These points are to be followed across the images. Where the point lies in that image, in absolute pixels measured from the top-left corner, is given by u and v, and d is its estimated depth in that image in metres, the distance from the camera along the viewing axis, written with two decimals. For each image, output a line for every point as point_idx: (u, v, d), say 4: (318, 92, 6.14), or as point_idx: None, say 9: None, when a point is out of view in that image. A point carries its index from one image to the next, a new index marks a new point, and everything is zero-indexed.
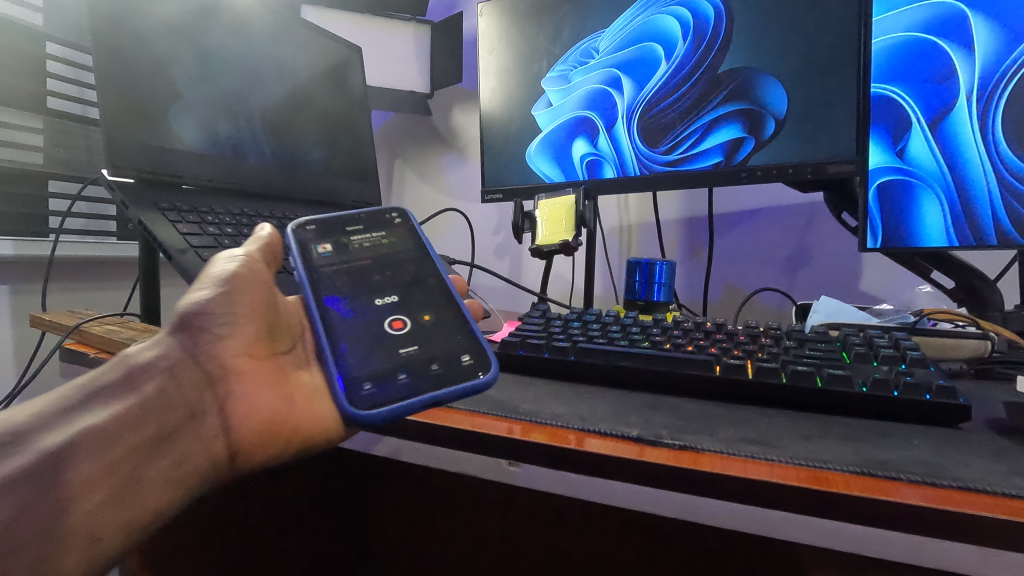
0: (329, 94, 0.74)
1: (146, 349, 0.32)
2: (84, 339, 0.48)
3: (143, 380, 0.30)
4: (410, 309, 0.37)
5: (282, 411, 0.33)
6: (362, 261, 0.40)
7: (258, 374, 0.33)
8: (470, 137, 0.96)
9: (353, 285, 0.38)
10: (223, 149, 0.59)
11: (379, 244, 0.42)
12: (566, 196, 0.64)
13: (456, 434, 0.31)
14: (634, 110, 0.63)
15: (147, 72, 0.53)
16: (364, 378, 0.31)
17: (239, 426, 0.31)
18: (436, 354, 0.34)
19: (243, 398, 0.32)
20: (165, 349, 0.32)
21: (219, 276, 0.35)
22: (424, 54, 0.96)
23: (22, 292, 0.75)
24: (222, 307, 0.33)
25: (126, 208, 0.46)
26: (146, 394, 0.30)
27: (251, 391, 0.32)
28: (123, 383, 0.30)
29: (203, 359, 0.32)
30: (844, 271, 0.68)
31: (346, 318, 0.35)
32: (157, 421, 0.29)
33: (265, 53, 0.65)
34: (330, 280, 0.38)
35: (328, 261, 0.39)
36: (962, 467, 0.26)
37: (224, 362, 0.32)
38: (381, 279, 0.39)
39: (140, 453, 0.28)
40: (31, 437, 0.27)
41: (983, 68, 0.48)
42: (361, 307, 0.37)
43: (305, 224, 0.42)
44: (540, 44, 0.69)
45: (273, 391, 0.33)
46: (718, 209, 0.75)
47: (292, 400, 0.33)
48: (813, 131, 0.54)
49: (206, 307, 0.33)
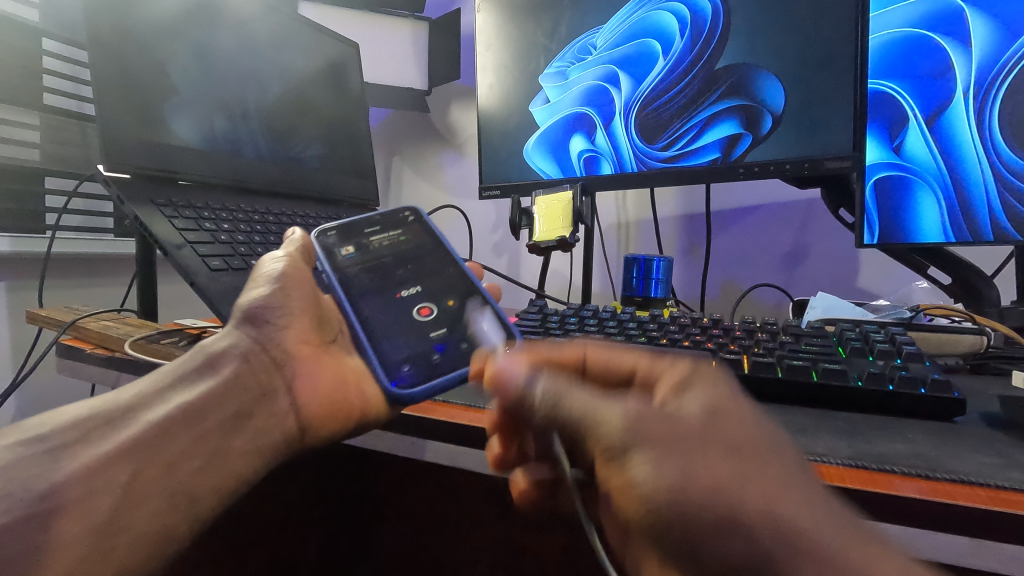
0: (327, 90, 0.74)
1: (219, 341, 0.35)
2: (80, 335, 0.48)
3: (221, 365, 0.34)
4: (436, 297, 0.39)
5: (339, 393, 0.36)
6: (384, 256, 0.42)
7: (315, 360, 0.37)
8: (468, 134, 0.96)
9: (380, 281, 0.40)
10: (219, 146, 0.58)
11: (398, 242, 0.43)
12: (563, 192, 0.64)
13: (454, 430, 0.31)
14: (631, 106, 0.63)
15: (143, 69, 0.53)
16: (402, 363, 0.34)
17: (310, 405, 0.35)
18: (464, 336, 0.36)
19: (307, 381, 0.36)
20: (235, 338, 0.35)
21: (269, 278, 0.38)
22: (422, 51, 0.96)
23: (19, 288, 0.75)
24: (277, 302, 0.37)
25: (122, 204, 0.46)
26: (226, 377, 0.33)
27: (311, 373, 0.36)
28: (203, 370, 0.34)
29: (269, 347, 0.36)
30: (841, 267, 0.68)
31: (378, 312, 0.37)
32: (239, 397, 0.33)
33: (260, 47, 0.65)
34: (358, 279, 0.40)
35: (352, 261, 0.41)
36: (955, 460, 0.26)
37: (286, 349, 0.36)
38: (404, 273, 0.41)
39: (225, 426, 0.31)
40: (137, 412, 0.31)
41: (980, 63, 0.48)
42: (390, 299, 0.39)
43: (328, 229, 0.44)
44: (538, 41, 0.69)
45: (330, 373, 0.37)
46: (716, 205, 0.75)
47: (347, 382, 0.37)
48: (809, 127, 0.55)
49: (261, 302, 0.37)
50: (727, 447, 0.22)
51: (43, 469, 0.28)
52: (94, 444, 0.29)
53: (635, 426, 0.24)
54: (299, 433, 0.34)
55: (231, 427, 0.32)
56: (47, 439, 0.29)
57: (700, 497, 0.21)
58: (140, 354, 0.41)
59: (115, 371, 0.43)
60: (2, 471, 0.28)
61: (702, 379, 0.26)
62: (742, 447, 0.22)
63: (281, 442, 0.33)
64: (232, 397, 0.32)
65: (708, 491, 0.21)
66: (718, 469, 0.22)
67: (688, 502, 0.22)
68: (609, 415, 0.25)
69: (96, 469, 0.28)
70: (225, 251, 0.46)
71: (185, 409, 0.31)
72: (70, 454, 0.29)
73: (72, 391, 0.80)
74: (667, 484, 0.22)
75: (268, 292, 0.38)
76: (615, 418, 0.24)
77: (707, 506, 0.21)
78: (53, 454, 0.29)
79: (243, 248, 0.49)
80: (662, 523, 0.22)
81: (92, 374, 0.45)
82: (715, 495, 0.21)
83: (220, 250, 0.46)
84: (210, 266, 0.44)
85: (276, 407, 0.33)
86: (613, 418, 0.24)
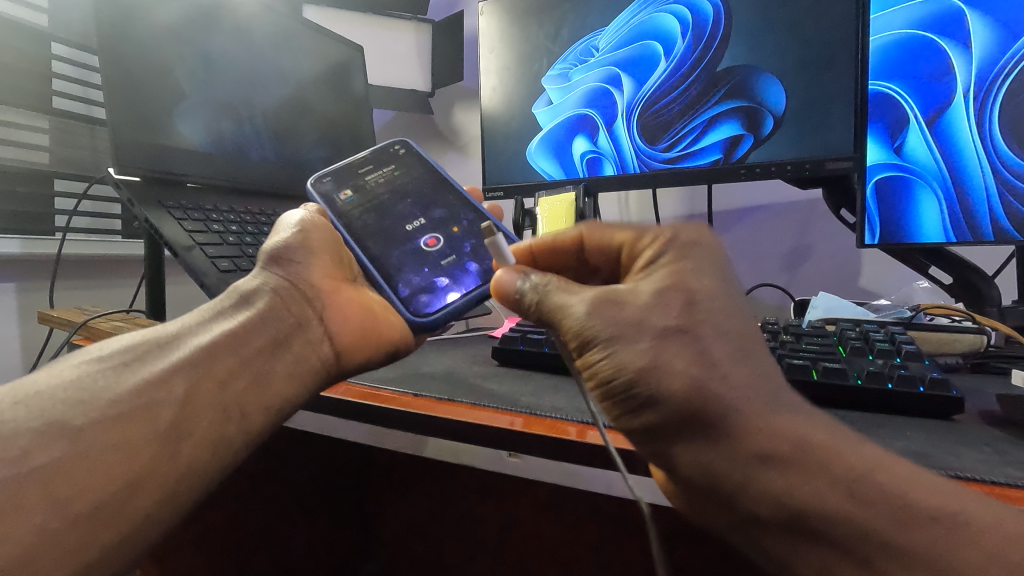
0: (332, 93, 0.75)
1: (250, 282, 0.37)
2: (91, 335, 0.49)
3: (256, 300, 0.36)
4: (440, 227, 0.44)
5: (370, 323, 0.38)
6: (382, 194, 0.45)
7: (341, 292, 0.39)
8: (471, 135, 0.97)
9: (383, 216, 0.44)
10: (225, 148, 0.59)
11: (392, 177, 0.47)
12: (566, 193, 0.64)
13: (459, 428, 0.31)
14: (633, 108, 0.63)
15: (152, 73, 0.53)
16: (421, 293, 0.40)
17: (343, 334, 0.37)
18: (474, 260, 0.42)
19: (336, 312, 0.38)
20: (264, 278, 0.37)
21: (294, 224, 0.40)
22: (426, 53, 0.97)
23: (29, 289, 0.76)
24: (299, 242, 0.39)
25: (133, 206, 0.47)
26: (263, 308, 0.35)
27: (337, 302, 0.38)
28: (240, 304, 0.36)
29: (297, 283, 0.38)
30: (843, 268, 0.68)
31: (390, 248, 0.42)
32: (279, 324, 0.35)
33: (266, 51, 0.66)
34: (363, 221, 0.43)
35: (354, 204, 0.45)
36: (953, 457, 0.27)
37: (315, 284, 0.38)
38: (405, 208, 0.45)
39: (268, 350, 0.33)
40: (184, 339, 0.32)
41: (980, 65, 0.48)
42: (398, 234, 0.43)
43: (322, 176, 0.46)
44: (540, 43, 0.70)
45: (357, 304, 0.39)
46: (718, 206, 0.76)
47: (373, 314, 0.39)
48: (809, 129, 0.55)
49: (284, 244, 0.39)
50: (663, 330, 0.25)
51: (108, 378, 0.29)
52: (153, 360, 0.31)
53: (589, 312, 0.27)
54: (335, 359, 0.36)
55: (273, 352, 0.33)
56: (109, 357, 0.31)
57: (631, 374, 0.25)
58: None
59: None
60: (71, 382, 0.29)
61: (677, 252, 0.28)
62: (690, 317, 0.25)
63: (318, 368, 0.35)
64: (272, 324, 0.34)
65: (640, 370, 0.25)
66: (649, 346, 0.25)
67: (619, 382, 0.26)
68: (571, 305, 0.28)
69: (157, 381, 0.29)
70: (233, 252, 0.47)
71: (233, 333, 0.33)
72: (131, 369, 0.30)
73: None
74: (609, 366, 0.26)
75: (291, 232, 0.40)
76: (574, 307, 0.28)
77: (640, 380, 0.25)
78: (116, 368, 0.30)
79: (251, 249, 0.49)
80: (610, 394, 0.26)
81: None
82: (646, 373, 0.25)
83: (228, 252, 0.47)
84: (219, 267, 0.44)
85: (311, 336, 0.36)
86: (573, 307, 0.28)
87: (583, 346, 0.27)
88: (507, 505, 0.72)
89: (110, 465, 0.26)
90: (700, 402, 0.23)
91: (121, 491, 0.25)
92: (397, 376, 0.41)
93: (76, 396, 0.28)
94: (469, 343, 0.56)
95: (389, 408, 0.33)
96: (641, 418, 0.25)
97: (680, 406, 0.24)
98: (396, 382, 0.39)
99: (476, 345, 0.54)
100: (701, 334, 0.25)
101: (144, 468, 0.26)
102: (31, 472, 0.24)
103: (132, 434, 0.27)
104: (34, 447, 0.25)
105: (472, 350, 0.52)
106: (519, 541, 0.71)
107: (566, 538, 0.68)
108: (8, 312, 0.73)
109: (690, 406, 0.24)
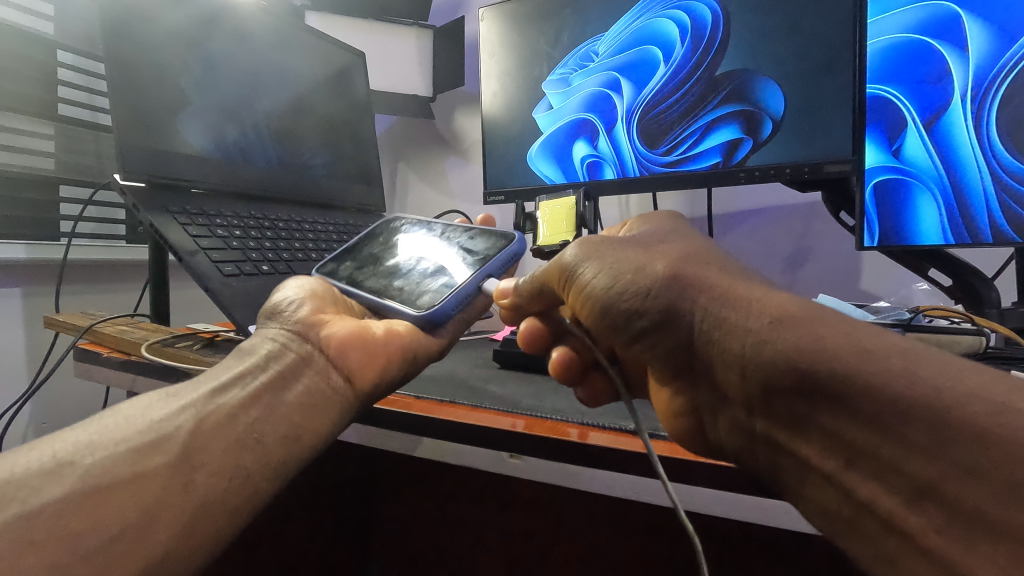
0: (334, 99, 0.76)
1: (252, 338, 0.38)
2: (97, 340, 0.49)
3: (257, 348, 0.37)
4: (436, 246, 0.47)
5: (377, 351, 0.38)
6: (371, 249, 0.49)
7: (345, 329, 0.39)
8: (472, 140, 0.97)
9: (376, 262, 0.47)
10: (229, 153, 0.60)
11: (377, 235, 0.51)
12: (566, 197, 0.63)
13: (460, 431, 0.32)
14: (633, 112, 0.64)
15: (155, 80, 0.54)
16: (424, 295, 0.41)
17: (352, 364, 0.37)
18: (475, 253, 0.45)
19: (340, 347, 0.37)
20: (267, 333, 0.38)
21: (295, 284, 0.43)
22: (427, 57, 0.98)
23: (35, 294, 0.76)
24: (295, 297, 0.41)
25: (138, 211, 0.47)
26: (267, 352, 0.36)
27: (339, 340, 0.38)
28: (243, 354, 0.36)
29: (299, 331, 0.38)
30: (844, 271, 0.69)
31: (389, 282, 0.44)
32: (280, 368, 0.35)
33: (268, 58, 0.66)
34: (361, 272, 0.46)
35: (350, 265, 0.47)
36: None
37: (314, 325, 0.39)
38: (397, 250, 0.48)
39: (276, 382, 0.34)
40: (185, 388, 0.33)
41: (977, 68, 0.49)
42: (396, 270, 0.46)
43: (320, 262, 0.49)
44: (540, 48, 0.70)
45: (360, 342, 0.38)
46: (718, 208, 0.76)
47: (380, 342, 0.39)
48: (808, 133, 0.56)
49: (283, 300, 0.41)
50: (641, 245, 0.30)
51: (119, 423, 0.30)
52: (156, 407, 0.31)
53: (580, 245, 0.32)
54: (348, 386, 0.36)
55: (282, 385, 0.34)
56: (122, 407, 0.32)
57: (625, 279, 0.29)
58: (155, 357, 0.42)
59: (131, 374, 0.44)
60: (85, 425, 0.29)
61: (642, 218, 0.35)
62: (659, 237, 0.31)
63: (333, 398, 0.35)
64: (276, 363, 0.35)
65: (633, 275, 0.29)
66: (634, 255, 0.30)
67: (616, 289, 0.30)
68: (564, 255, 0.33)
69: (164, 419, 0.30)
70: (237, 257, 0.48)
71: (229, 382, 0.33)
72: (141, 413, 0.30)
73: (84, 396, 0.81)
74: (605, 277, 0.30)
75: (287, 294, 0.41)
76: (565, 255, 0.33)
77: (632, 285, 0.29)
78: (129, 415, 0.30)
79: (255, 254, 0.50)
80: (609, 307, 0.30)
81: (108, 377, 0.46)
82: (635, 275, 0.29)
83: (233, 256, 0.47)
84: (223, 272, 0.45)
85: (318, 368, 0.36)
86: (563, 250, 0.33)
87: (578, 271, 0.32)
88: (507, 509, 0.72)
89: (125, 498, 0.26)
90: (684, 279, 0.27)
91: (136, 515, 0.26)
92: None
93: (88, 439, 0.28)
94: (471, 345, 0.57)
95: (391, 409, 0.34)
96: (648, 322, 0.29)
97: (666, 301, 0.28)
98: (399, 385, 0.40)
99: (477, 348, 0.55)
100: (666, 242, 0.30)
101: (158, 499, 0.26)
102: (47, 507, 0.25)
103: (148, 466, 0.27)
104: (46, 484, 0.25)
105: (474, 352, 0.53)
106: (520, 545, 0.71)
107: (568, 541, 0.68)
108: (13, 316, 0.73)
109: (672, 291, 0.27)
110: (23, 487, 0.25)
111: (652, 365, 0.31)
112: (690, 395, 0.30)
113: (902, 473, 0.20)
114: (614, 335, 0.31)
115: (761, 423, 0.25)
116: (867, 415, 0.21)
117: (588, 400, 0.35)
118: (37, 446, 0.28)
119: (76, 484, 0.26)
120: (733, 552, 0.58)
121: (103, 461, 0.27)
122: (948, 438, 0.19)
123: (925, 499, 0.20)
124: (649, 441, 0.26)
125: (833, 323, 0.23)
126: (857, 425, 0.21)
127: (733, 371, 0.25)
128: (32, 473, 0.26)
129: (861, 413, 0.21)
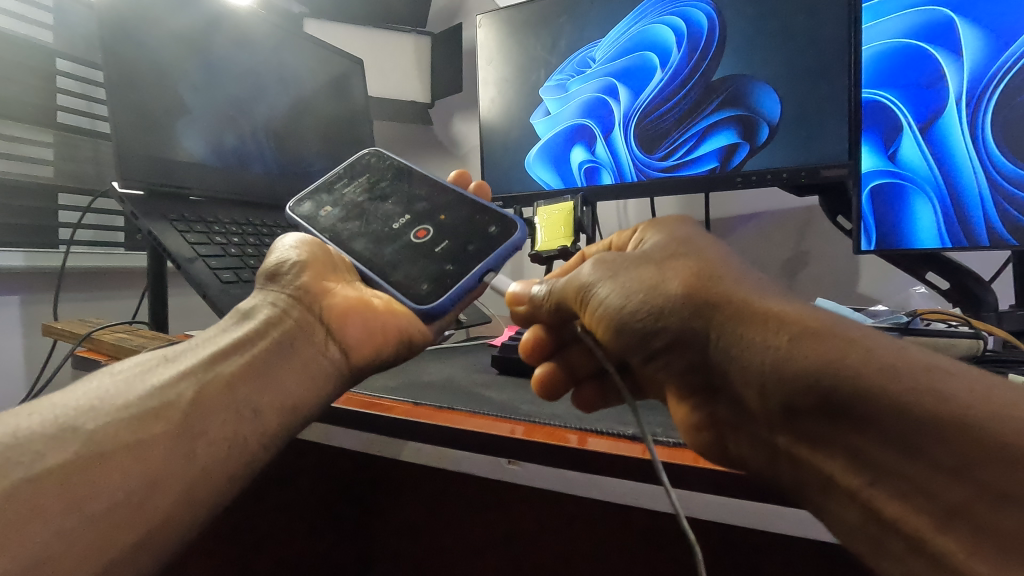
0: (332, 105, 0.76)
1: (250, 301, 0.38)
2: (95, 347, 0.49)
3: (257, 313, 0.36)
4: (426, 218, 0.45)
5: (375, 323, 0.38)
6: (359, 201, 0.48)
7: (344, 299, 0.39)
8: (471, 146, 0.97)
9: (365, 220, 0.46)
10: (227, 160, 0.60)
11: (368, 186, 0.49)
12: (565, 202, 0.63)
13: (461, 435, 0.32)
14: (630, 119, 0.64)
15: (155, 88, 0.54)
16: (422, 282, 0.41)
17: (351, 338, 0.37)
18: (468, 240, 0.44)
19: (340, 318, 0.38)
20: (265, 295, 0.38)
21: (292, 244, 0.42)
22: (425, 64, 0.98)
23: (33, 302, 0.76)
24: (293, 258, 0.40)
25: (136, 219, 0.47)
26: (266, 318, 0.36)
27: (337, 309, 0.38)
28: (243, 318, 0.36)
29: (298, 295, 0.38)
30: (842, 275, 0.69)
31: (382, 248, 0.43)
32: (279, 334, 0.35)
33: (268, 66, 0.67)
34: (345, 228, 0.45)
35: (333, 217, 0.46)
36: None
37: (314, 291, 0.38)
38: (391, 209, 0.46)
39: (275, 349, 0.34)
40: (184, 354, 0.32)
41: (972, 72, 0.49)
42: (389, 233, 0.44)
43: (301, 202, 0.48)
44: (538, 54, 0.70)
45: (360, 317, 0.38)
46: (716, 213, 0.77)
47: (378, 314, 0.39)
48: (803, 138, 0.56)
49: (283, 262, 0.40)
50: (654, 261, 0.31)
51: (117, 389, 0.29)
52: (155, 371, 0.31)
53: (598, 265, 0.33)
54: (344, 359, 0.36)
55: (279, 353, 0.33)
56: (121, 369, 0.31)
57: (637, 299, 0.30)
58: None
59: None
60: (84, 389, 0.29)
61: (653, 223, 0.35)
62: (675, 247, 0.31)
63: (327, 368, 0.35)
64: (275, 329, 0.35)
65: (646, 293, 0.30)
66: (647, 274, 0.30)
67: (628, 309, 0.30)
68: (583, 271, 0.34)
69: (166, 386, 0.29)
70: (235, 264, 0.48)
71: (228, 348, 0.33)
72: (141, 377, 0.30)
73: None
74: (618, 295, 0.31)
75: (286, 253, 0.41)
76: (583, 272, 0.34)
77: (645, 303, 0.29)
78: (130, 379, 0.30)
79: (253, 260, 0.50)
80: (623, 328, 0.31)
81: None
82: (650, 292, 0.29)
83: (230, 263, 0.47)
84: (221, 279, 0.45)
85: (315, 339, 0.36)
86: (582, 268, 0.35)
87: (594, 290, 0.33)
88: (508, 514, 0.71)
89: (129, 465, 0.25)
90: (697, 298, 0.27)
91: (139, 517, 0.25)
92: (397, 384, 0.42)
93: (87, 403, 0.28)
94: (470, 352, 0.57)
95: (390, 417, 0.34)
96: (662, 340, 0.29)
97: (681, 323, 0.28)
98: (397, 391, 0.40)
99: (476, 354, 0.55)
100: (680, 256, 0.30)
101: (160, 469, 0.26)
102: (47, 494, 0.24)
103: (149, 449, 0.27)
104: (50, 450, 0.25)
105: (473, 358, 0.53)
106: (521, 550, 0.70)
107: (569, 546, 0.67)
108: (11, 324, 0.73)
109: (692, 304, 0.28)
110: (26, 452, 0.24)
111: (669, 385, 0.32)
112: (708, 409, 0.30)
113: (935, 495, 0.21)
114: (630, 354, 0.32)
115: (786, 439, 0.26)
116: (889, 437, 0.21)
117: (580, 404, 0.36)
118: (39, 410, 0.27)
119: (81, 449, 0.25)
120: (737, 559, 0.58)
121: (105, 427, 0.26)
122: (980, 462, 0.20)
123: (960, 520, 0.21)
124: (652, 447, 0.27)
125: (858, 338, 0.23)
126: (884, 446, 0.22)
127: (751, 388, 0.26)
128: (34, 438, 0.25)
129: (889, 434, 0.22)
